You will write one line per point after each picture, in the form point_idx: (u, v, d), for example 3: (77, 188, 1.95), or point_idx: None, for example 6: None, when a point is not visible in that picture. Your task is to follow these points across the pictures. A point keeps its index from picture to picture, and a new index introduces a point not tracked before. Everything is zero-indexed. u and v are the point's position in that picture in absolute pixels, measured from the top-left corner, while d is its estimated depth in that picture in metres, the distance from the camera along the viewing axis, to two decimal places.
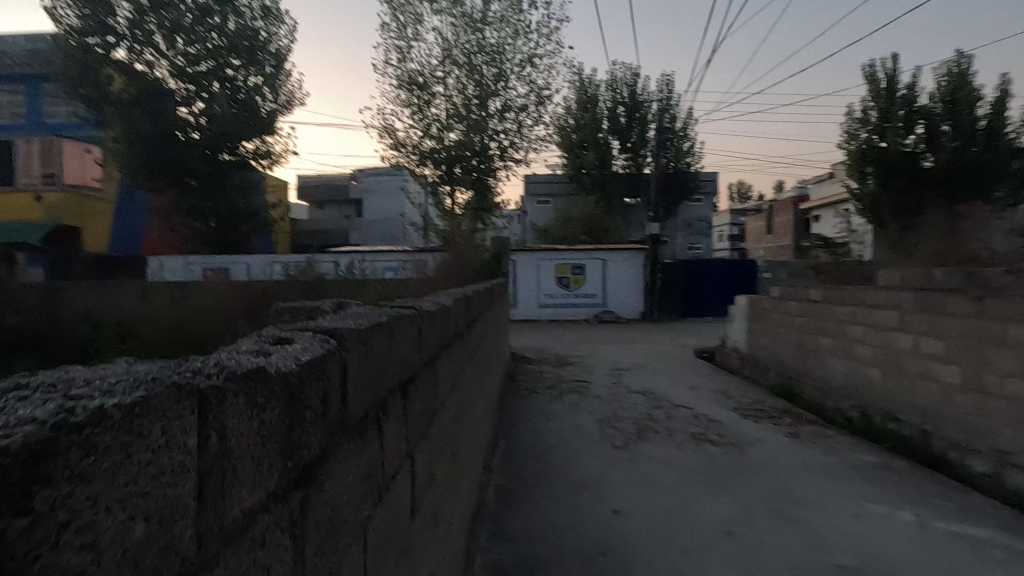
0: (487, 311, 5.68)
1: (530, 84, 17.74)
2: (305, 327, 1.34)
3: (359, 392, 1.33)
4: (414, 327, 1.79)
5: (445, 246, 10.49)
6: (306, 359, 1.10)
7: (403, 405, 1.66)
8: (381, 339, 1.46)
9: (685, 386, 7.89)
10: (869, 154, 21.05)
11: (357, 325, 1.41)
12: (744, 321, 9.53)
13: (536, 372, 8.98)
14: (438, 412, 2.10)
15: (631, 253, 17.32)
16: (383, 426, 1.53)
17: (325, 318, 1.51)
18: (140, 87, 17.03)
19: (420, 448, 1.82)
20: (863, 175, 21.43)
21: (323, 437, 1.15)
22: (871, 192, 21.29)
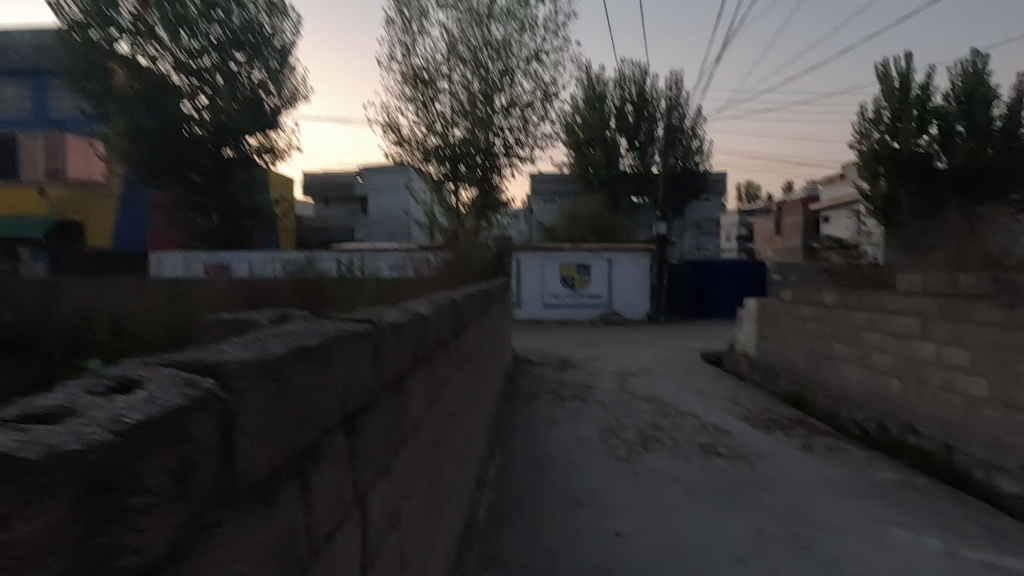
0: (485, 314, 5.44)
1: (537, 80, 17.48)
2: (210, 354, 1.09)
3: (275, 436, 1.08)
4: (366, 347, 1.54)
5: (446, 245, 10.25)
6: (171, 407, 0.85)
7: (349, 441, 1.42)
8: (308, 367, 1.21)
9: (692, 393, 7.62)
10: (881, 155, 20.55)
11: (276, 352, 1.16)
12: (753, 324, 9.24)
13: (538, 376, 8.72)
14: (404, 439, 1.85)
15: (638, 253, 17.02)
16: (319, 471, 1.28)
17: (249, 340, 1.26)
18: (143, 81, 16.90)
19: (376, 487, 1.57)
20: (875, 175, 20.92)
21: (208, 503, 0.90)
22: (883, 193, 20.78)
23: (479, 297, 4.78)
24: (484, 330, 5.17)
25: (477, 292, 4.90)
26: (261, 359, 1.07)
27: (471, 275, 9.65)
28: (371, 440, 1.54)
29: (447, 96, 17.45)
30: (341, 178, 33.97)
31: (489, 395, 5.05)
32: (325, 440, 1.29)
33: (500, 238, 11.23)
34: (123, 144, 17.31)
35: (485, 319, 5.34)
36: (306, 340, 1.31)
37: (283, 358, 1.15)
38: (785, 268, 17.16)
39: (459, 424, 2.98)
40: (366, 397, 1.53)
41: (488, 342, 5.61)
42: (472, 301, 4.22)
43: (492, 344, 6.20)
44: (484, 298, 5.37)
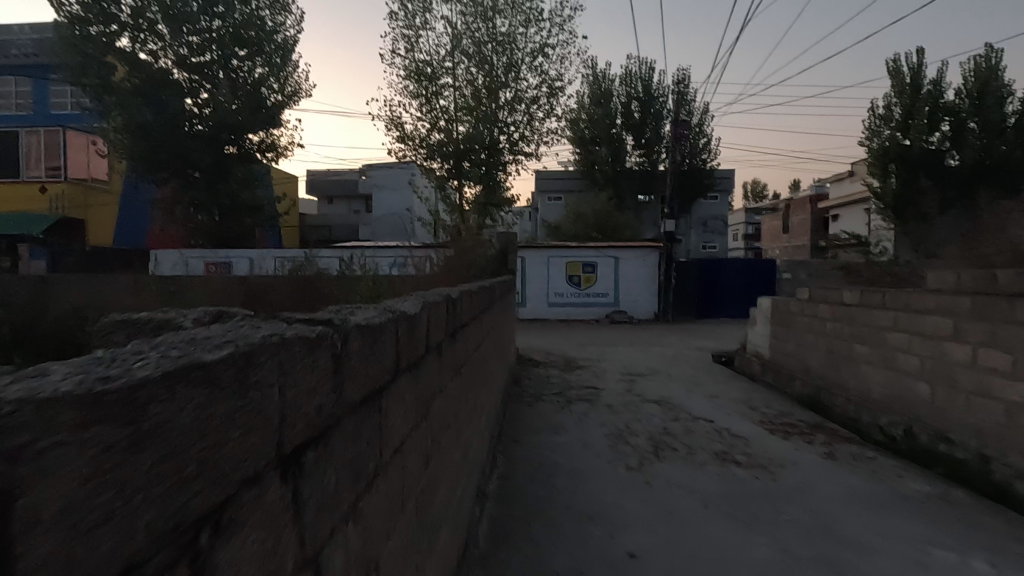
0: (486, 313, 5.16)
1: (542, 75, 17.13)
2: (60, 376, 0.78)
3: (155, 490, 0.77)
4: (313, 358, 1.22)
5: (448, 242, 9.95)
6: None
7: (289, 482, 1.11)
8: (209, 387, 0.89)
9: (703, 395, 7.28)
10: (891, 152, 20.14)
11: (167, 368, 0.85)
12: (766, 324, 8.89)
13: (542, 376, 8.40)
14: (375, 466, 1.54)
15: (645, 251, 16.66)
16: (239, 528, 0.96)
17: (141, 355, 0.95)
18: (142, 77, 16.69)
19: (332, 536, 1.26)
20: (885, 173, 20.47)
21: None
22: (892, 191, 20.31)
23: (480, 294, 4.49)
24: (485, 330, 4.87)
25: (478, 290, 4.61)
26: (129, 378, 0.76)
27: (473, 273, 9.34)
28: (324, 472, 1.24)
29: (451, 91, 17.15)
30: (344, 176, 33.73)
31: (491, 399, 4.76)
32: (250, 484, 0.98)
33: (504, 234, 10.92)
34: (122, 140, 17.05)
35: (486, 318, 5.05)
36: (220, 348, 1.01)
37: (171, 373, 0.83)
38: (796, 266, 16.79)
39: (456, 435, 2.67)
40: (315, 417, 1.21)
41: (490, 342, 5.32)
42: (472, 299, 3.93)
43: (495, 345, 5.91)
44: (486, 296, 5.10)
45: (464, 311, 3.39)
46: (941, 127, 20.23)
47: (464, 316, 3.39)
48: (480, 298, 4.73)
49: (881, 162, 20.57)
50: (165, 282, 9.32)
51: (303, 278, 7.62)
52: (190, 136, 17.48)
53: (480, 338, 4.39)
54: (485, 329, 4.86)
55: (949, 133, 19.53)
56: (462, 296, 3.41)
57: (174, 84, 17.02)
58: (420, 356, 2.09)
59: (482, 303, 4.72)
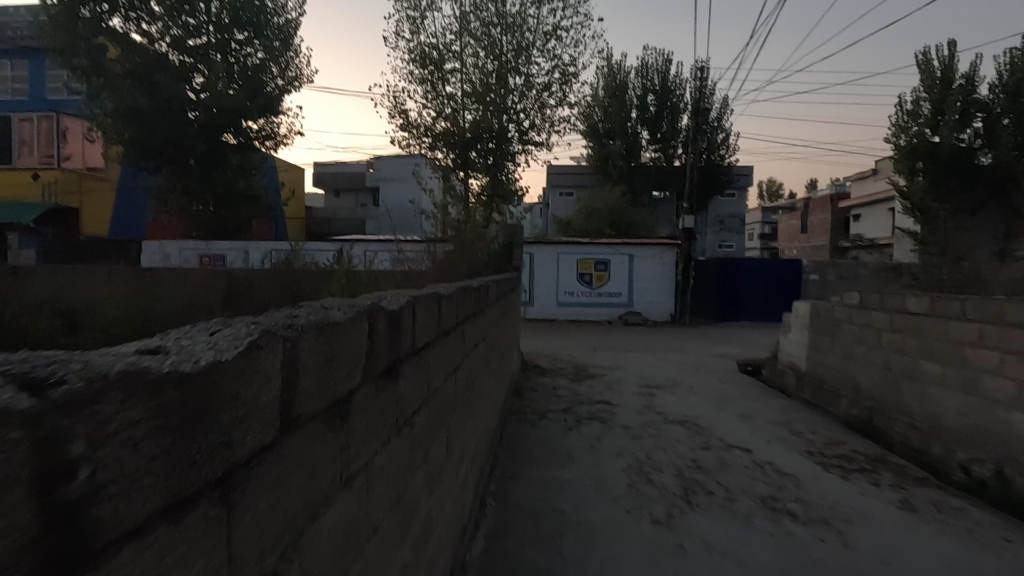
0: (488, 318, 4.20)
1: (554, 59, 16.12)
2: None
3: None
4: None
5: (446, 234, 8.98)
6: None
7: None
8: None
9: (735, 415, 6.26)
10: (920, 149, 18.99)
11: None
12: (804, 331, 7.83)
13: (549, 387, 7.44)
14: None
15: (661, 248, 15.61)
16: None
17: None
18: (137, 58, 15.89)
19: None
20: (913, 171, 19.38)
21: None
22: (920, 190, 19.24)
23: (476, 293, 3.49)
24: (484, 339, 3.92)
25: (476, 289, 3.62)
26: None
27: (472, 269, 8.40)
28: None
29: (458, 77, 16.21)
30: (350, 168, 32.93)
31: (483, 429, 3.79)
32: None
33: (508, 227, 9.89)
34: (113, 125, 16.20)
35: (485, 323, 4.09)
36: None
37: None
38: (825, 267, 15.64)
39: (405, 519, 1.68)
40: None
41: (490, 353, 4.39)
42: (465, 296, 2.91)
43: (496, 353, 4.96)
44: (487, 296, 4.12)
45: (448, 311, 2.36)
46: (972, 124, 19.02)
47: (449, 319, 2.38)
48: (480, 300, 3.75)
49: (909, 159, 19.50)
50: (133, 275, 8.41)
51: (282, 273, 6.81)
52: (183, 122, 16.59)
53: (476, 352, 3.40)
54: (484, 338, 3.92)
55: (981, 130, 18.36)
56: (449, 291, 2.38)
57: (169, 65, 16.20)
58: (303, 417, 1.08)
59: (480, 303, 3.74)
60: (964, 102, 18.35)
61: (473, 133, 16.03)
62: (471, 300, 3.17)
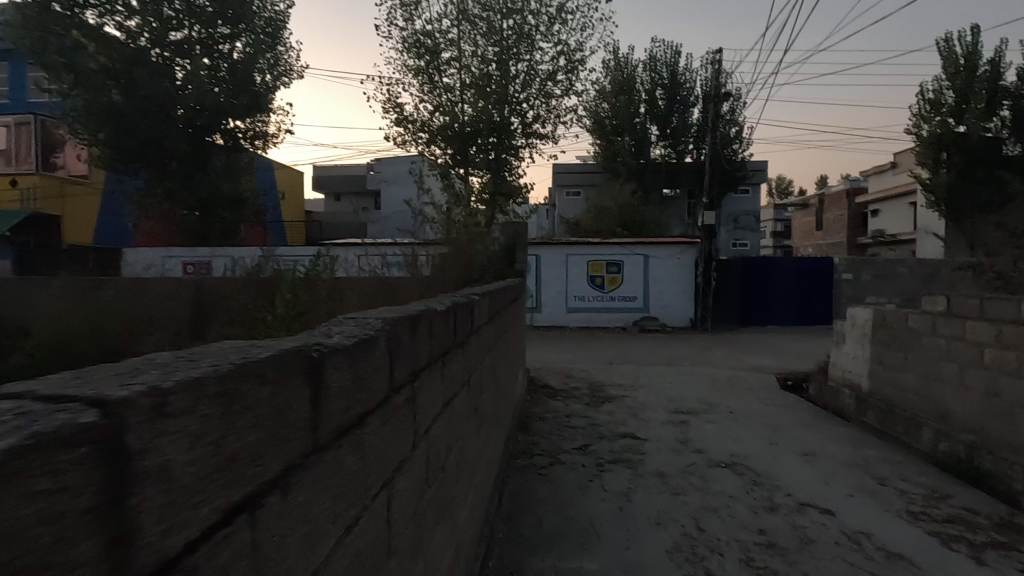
0: (475, 345, 3.04)
1: (559, 44, 14.86)
2: None
3: None
4: None
5: (439, 235, 7.75)
6: None
7: None
8: None
9: (794, 454, 5.02)
10: (944, 139, 18.35)
11: None
12: (864, 344, 6.56)
13: (560, 416, 6.21)
14: None
15: (679, 248, 14.32)
16: None
17: None
18: (113, 54, 14.78)
19: None
20: (937, 163, 18.74)
21: None
22: (945, 183, 18.62)
23: (451, 308, 2.31)
24: (470, 378, 2.75)
25: (452, 309, 2.43)
26: None
27: (469, 276, 7.19)
28: None
29: (456, 66, 15.00)
30: (349, 172, 31.83)
31: (471, 512, 2.64)
32: None
33: (510, 224, 8.53)
34: (88, 126, 15.08)
35: (473, 354, 2.90)
36: None
37: None
38: (859, 265, 14.35)
39: None
40: None
41: (481, 392, 3.25)
42: (416, 329, 1.73)
43: (492, 384, 3.83)
44: (471, 315, 2.93)
45: (349, 381, 1.20)
46: (1000, 112, 18.23)
47: (353, 396, 1.22)
48: (461, 324, 2.56)
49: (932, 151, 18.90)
50: (75, 286, 7.19)
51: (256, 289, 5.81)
52: (163, 121, 15.43)
53: (452, 411, 2.21)
54: (470, 375, 2.76)
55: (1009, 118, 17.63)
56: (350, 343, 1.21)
57: (147, 61, 15.09)
58: None
59: (461, 326, 2.56)
60: (989, 89, 17.64)
61: (473, 127, 14.85)
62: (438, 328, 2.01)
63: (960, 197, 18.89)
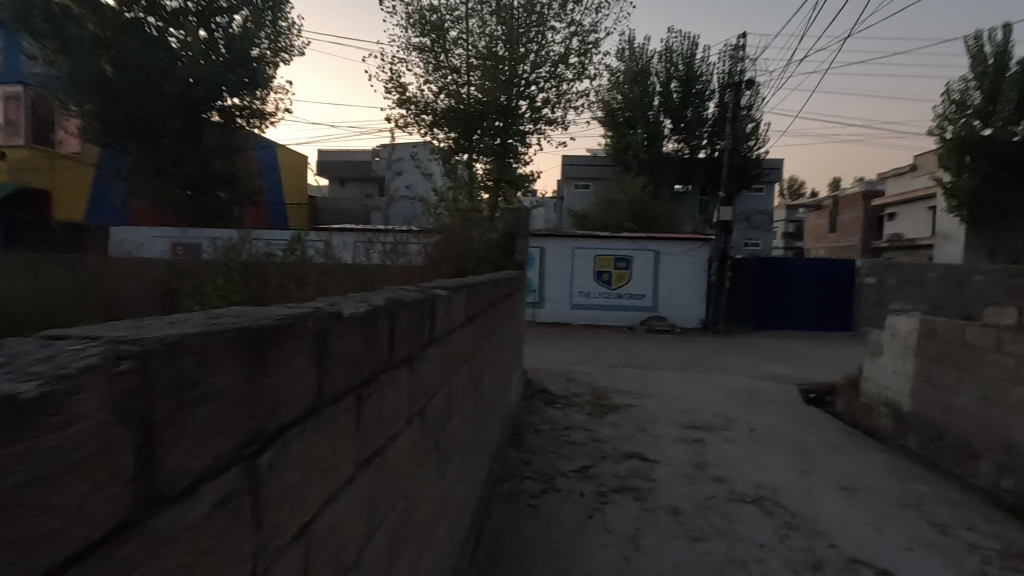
0: (449, 346, 2.23)
1: (573, 24, 13.99)
2: None
3: None
4: None
5: (431, 221, 6.99)
6: None
7: None
8: None
9: (831, 488, 4.28)
10: (969, 142, 17.49)
11: None
12: (907, 358, 5.78)
13: (558, 428, 5.47)
14: None
15: (692, 244, 13.53)
16: None
17: None
18: (103, 21, 14.00)
19: None
20: (960, 167, 17.92)
21: None
22: (968, 187, 17.82)
23: (395, 298, 1.49)
24: (434, 396, 1.96)
25: (407, 298, 1.61)
26: None
27: (463, 267, 6.44)
28: None
29: (463, 45, 14.16)
30: (353, 158, 31.04)
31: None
32: None
33: (512, 210, 7.74)
34: (73, 96, 14.30)
35: (445, 366, 2.14)
36: None
37: None
38: (883, 269, 13.53)
39: None
40: None
41: (457, 408, 2.47)
42: (283, 357, 0.91)
43: (474, 393, 3.03)
44: (444, 304, 2.11)
45: None
46: None
47: None
48: (421, 319, 1.74)
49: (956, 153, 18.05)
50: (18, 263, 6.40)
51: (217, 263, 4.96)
52: (154, 94, 14.65)
53: (390, 460, 1.47)
54: (435, 389, 1.96)
55: None
56: None
57: (139, 30, 14.30)
58: None
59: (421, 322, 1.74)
60: (1020, 91, 16.75)
61: (478, 110, 14.02)
62: (360, 331, 1.19)
63: (984, 202, 18.07)
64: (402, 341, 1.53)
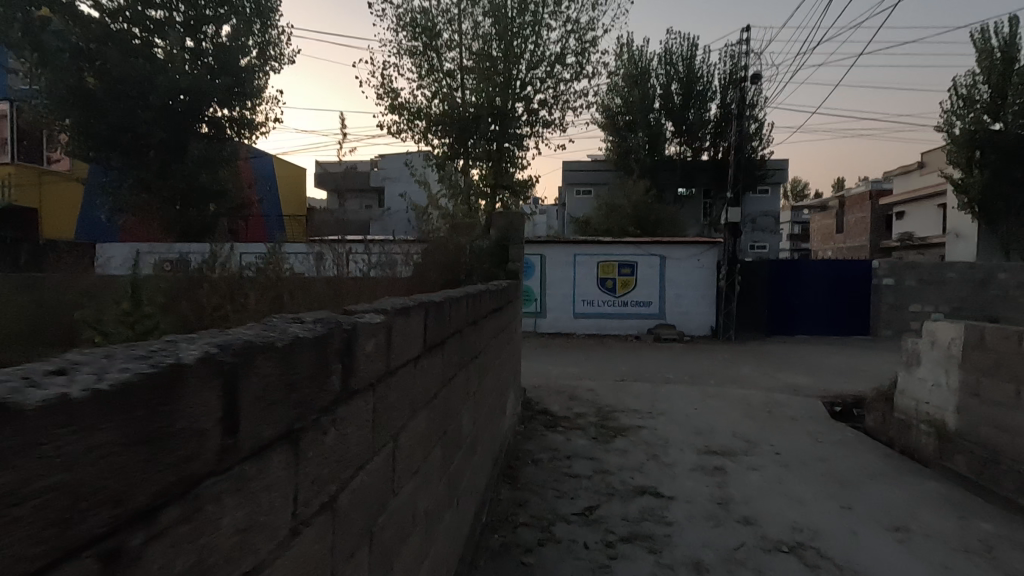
0: (398, 391, 1.61)
1: (569, 22, 13.45)
2: None
3: None
4: None
5: (416, 229, 6.42)
6: None
7: None
8: None
9: (879, 529, 3.63)
10: (979, 137, 16.80)
11: None
12: (951, 369, 5.14)
13: (560, 458, 4.85)
14: None
15: (700, 248, 12.90)
16: None
17: None
18: (83, 31, 13.60)
19: None
20: (970, 163, 17.23)
21: None
22: (980, 183, 17.13)
23: (249, 344, 0.88)
24: (360, 470, 1.35)
25: (288, 337, 1.01)
26: None
27: (451, 279, 5.86)
28: None
29: (455, 48, 13.61)
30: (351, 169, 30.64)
31: None
32: None
33: (506, 215, 7.15)
34: (55, 110, 13.87)
35: (385, 420, 1.53)
36: None
37: None
38: (901, 269, 12.87)
39: None
40: None
41: (416, 468, 1.86)
42: None
43: (450, 435, 2.42)
44: (386, 331, 1.50)
45: None
46: None
47: None
48: (325, 367, 1.13)
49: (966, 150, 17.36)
50: None
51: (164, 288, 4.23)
52: (140, 106, 14.21)
53: None
54: (361, 463, 1.35)
55: None
56: None
57: (123, 40, 13.87)
58: None
59: (329, 368, 1.14)
60: None
61: (473, 114, 13.46)
62: (92, 430, 0.60)
63: (998, 198, 17.39)
64: (268, 413, 0.92)
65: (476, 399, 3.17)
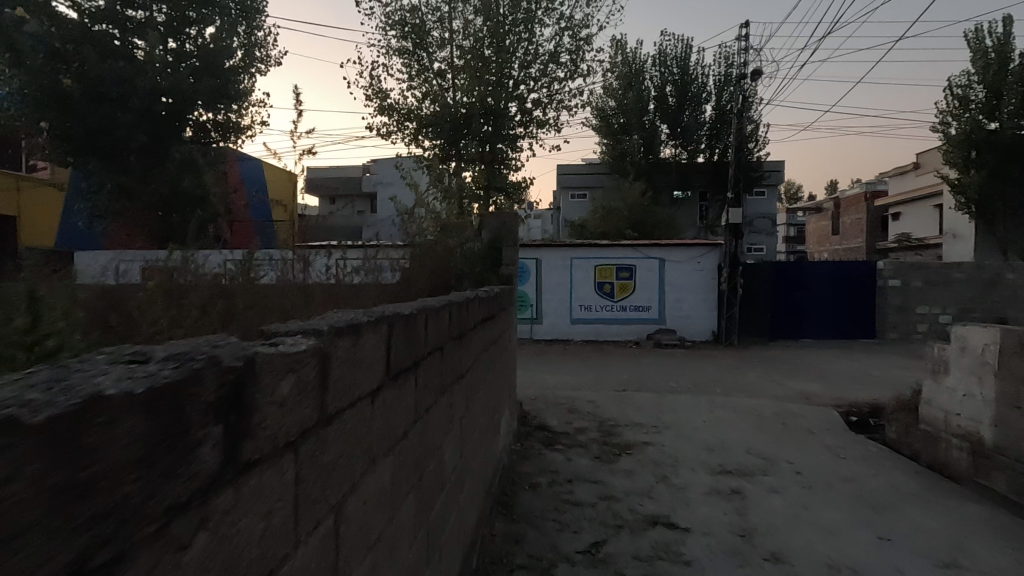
0: (339, 445, 1.15)
1: (563, 19, 13.05)
2: None
3: None
4: None
5: (401, 233, 5.95)
6: None
7: None
8: None
9: (927, 566, 3.19)
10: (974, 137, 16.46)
11: None
12: (985, 378, 4.70)
13: (560, 481, 4.38)
14: None
15: (700, 250, 12.48)
16: None
17: None
18: (59, 31, 13.14)
19: None
20: (967, 162, 16.91)
21: None
22: (978, 183, 16.80)
23: None
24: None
25: (80, 395, 0.56)
26: None
27: (441, 285, 5.40)
28: None
29: (446, 46, 13.17)
30: (342, 174, 30.16)
31: None
32: None
33: (497, 215, 6.69)
34: (29, 113, 13.36)
35: (318, 491, 1.07)
36: None
37: None
38: (907, 270, 12.56)
39: None
40: None
41: (376, 538, 1.40)
42: None
43: (428, 479, 1.95)
44: (314, 363, 1.04)
45: None
46: None
47: None
48: (178, 440, 0.68)
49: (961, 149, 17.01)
50: None
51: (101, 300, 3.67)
52: (119, 108, 13.73)
53: None
54: (270, 569, 0.89)
55: None
56: None
57: (101, 41, 13.38)
58: None
59: (177, 442, 0.68)
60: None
61: (464, 114, 12.99)
62: None
63: (996, 197, 17.10)
64: None
65: (462, 426, 2.71)
